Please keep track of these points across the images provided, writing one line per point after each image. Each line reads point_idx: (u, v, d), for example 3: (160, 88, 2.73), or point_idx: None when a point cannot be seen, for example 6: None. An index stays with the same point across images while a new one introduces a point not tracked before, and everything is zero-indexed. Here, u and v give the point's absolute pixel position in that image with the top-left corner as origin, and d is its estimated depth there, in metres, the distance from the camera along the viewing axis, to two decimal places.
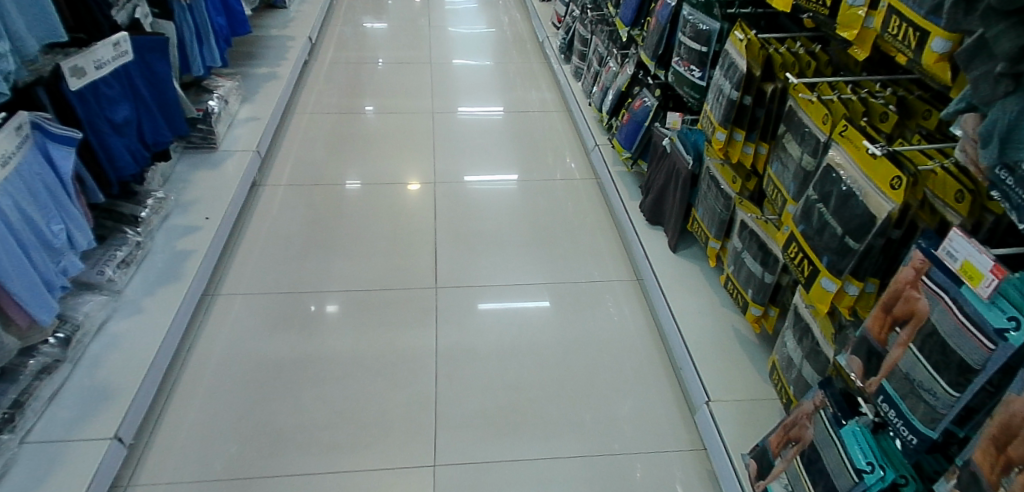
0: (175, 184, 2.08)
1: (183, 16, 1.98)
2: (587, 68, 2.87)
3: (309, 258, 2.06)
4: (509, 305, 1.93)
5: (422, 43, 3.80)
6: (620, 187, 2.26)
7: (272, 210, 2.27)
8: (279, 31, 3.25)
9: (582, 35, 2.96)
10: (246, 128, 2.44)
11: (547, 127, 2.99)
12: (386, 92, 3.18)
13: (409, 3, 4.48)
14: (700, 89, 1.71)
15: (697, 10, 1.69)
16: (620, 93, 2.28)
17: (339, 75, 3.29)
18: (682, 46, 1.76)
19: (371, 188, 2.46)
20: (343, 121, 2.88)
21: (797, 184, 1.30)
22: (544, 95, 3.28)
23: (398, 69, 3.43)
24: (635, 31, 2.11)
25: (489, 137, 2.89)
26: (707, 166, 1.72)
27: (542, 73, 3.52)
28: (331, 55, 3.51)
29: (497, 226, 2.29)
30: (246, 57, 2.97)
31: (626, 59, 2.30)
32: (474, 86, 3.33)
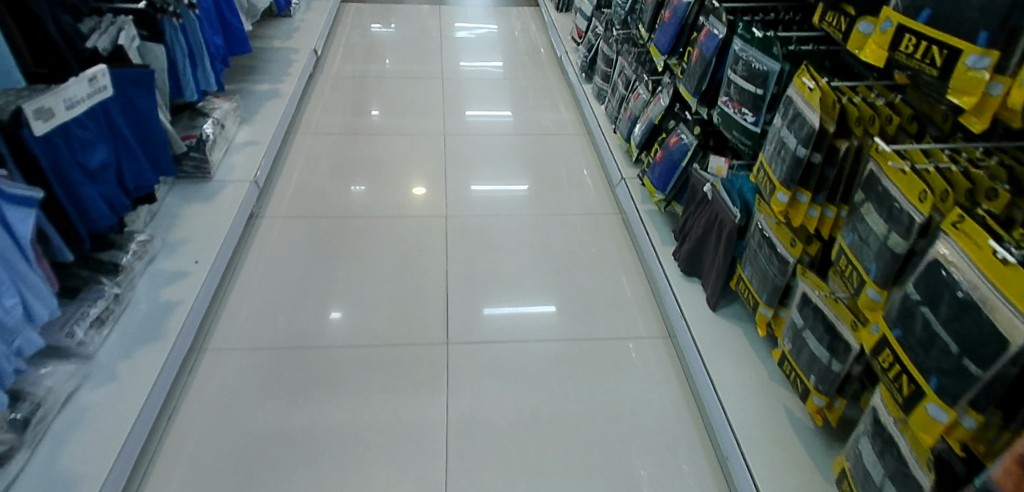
0: (164, 220, 1.89)
1: (174, 35, 1.79)
2: (611, 91, 2.67)
3: (309, 305, 1.88)
4: (516, 309, 1.93)
5: (432, 55, 3.61)
6: (649, 228, 2.07)
7: (270, 246, 2.09)
8: (283, 44, 3.06)
9: (605, 55, 2.76)
10: (244, 154, 2.26)
11: (565, 151, 2.80)
12: (395, 110, 2.99)
13: (419, 9, 4.28)
14: (752, 135, 1.51)
15: (751, 46, 1.48)
16: (653, 126, 2.08)
17: (345, 91, 3.10)
18: (731, 85, 1.57)
19: (377, 221, 2.27)
20: (348, 143, 2.70)
21: (882, 267, 1.10)
22: (562, 114, 3.08)
23: (407, 85, 3.23)
24: (672, 60, 1.92)
25: (505, 162, 2.69)
26: (759, 222, 1.53)
27: (559, 90, 3.32)
28: (337, 67, 3.32)
29: (514, 267, 2.11)
30: (247, 72, 2.79)
31: (659, 88, 2.11)
32: (488, 104, 3.14)
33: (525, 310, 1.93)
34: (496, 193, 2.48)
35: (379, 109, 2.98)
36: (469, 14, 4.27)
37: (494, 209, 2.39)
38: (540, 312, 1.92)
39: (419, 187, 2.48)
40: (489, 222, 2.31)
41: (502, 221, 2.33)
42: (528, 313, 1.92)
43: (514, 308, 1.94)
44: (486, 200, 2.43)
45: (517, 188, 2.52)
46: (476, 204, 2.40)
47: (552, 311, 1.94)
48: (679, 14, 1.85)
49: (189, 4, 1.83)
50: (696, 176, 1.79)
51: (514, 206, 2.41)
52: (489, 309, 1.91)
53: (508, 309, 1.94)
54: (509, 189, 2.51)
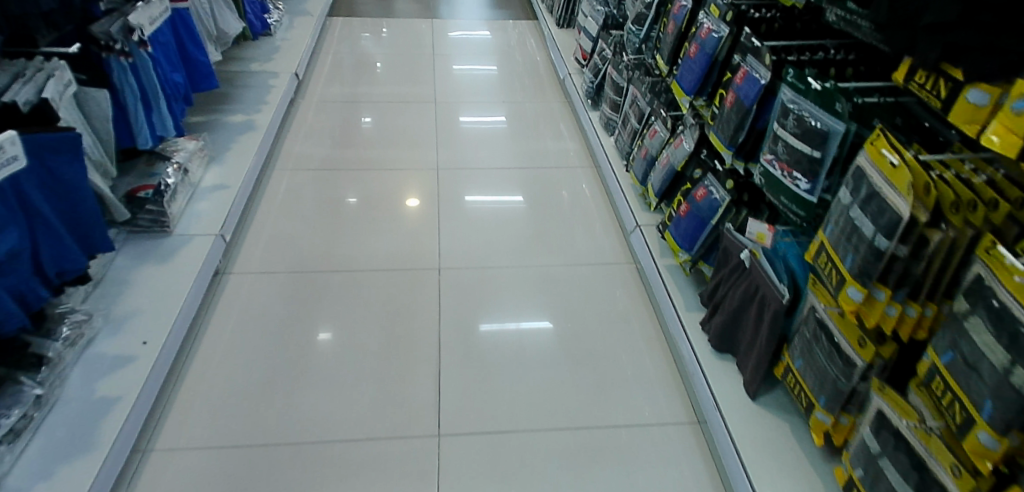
0: (110, 288, 1.63)
1: (123, 77, 1.55)
2: (622, 122, 2.42)
3: (278, 387, 1.61)
4: (510, 325, 1.86)
5: (425, 75, 3.35)
6: (671, 290, 1.81)
7: (237, 311, 1.83)
8: (262, 68, 2.82)
9: (614, 82, 2.51)
10: (211, 200, 2.00)
11: (571, 187, 2.53)
12: (382, 141, 2.72)
13: (411, 24, 4.01)
14: (807, 205, 1.26)
15: (805, 98, 1.24)
16: (675, 173, 1.82)
17: (328, 119, 2.83)
18: (778, 141, 1.31)
19: (361, 276, 2.00)
20: (330, 180, 2.44)
21: (1001, 409, 0.85)
22: (566, 144, 2.82)
23: (396, 111, 2.97)
24: (699, 101, 1.68)
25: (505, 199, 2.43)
26: (813, 307, 1.27)
27: (563, 115, 3.06)
28: (322, 91, 3.07)
29: (516, 331, 1.85)
30: (219, 101, 2.54)
31: (680, 129, 1.87)
32: (484, 133, 2.87)
33: (519, 325, 1.87)
34: (491, 237, 2.22)
35: (371, 117, 2.89)
36: (464, 28, 3.99)
37: (491, 257, 2.13)
38: (534, 328, 1.86)
39: (413, 198, 2.38)
40: (487, 275, 2.05)
41: (501, 273, 2.07)
42: (523, 329, 1.86)
43: (507, 324, 1.88)
44: (483, 247, 2.17)
45: (512, 195, 2.45)
46: (472, 253, 2.14)
47: (546, 325, 1.88)
48: (708, 50, 1.61)
49: (139, 40, 1.57)
50: (730, 240, 1.53)
51: (514, 254, 2.15)
52: (485, 326, 1.84)
53: (501, 324, 1.87)
54: (504, 199, 2.43)
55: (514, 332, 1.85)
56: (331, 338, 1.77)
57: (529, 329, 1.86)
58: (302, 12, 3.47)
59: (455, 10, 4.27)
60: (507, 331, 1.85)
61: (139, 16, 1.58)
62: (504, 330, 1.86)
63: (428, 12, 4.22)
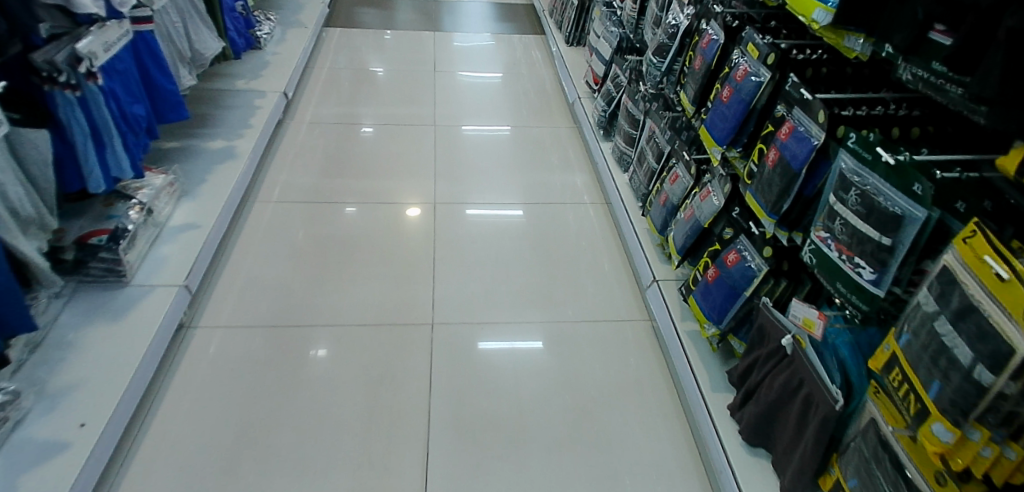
0: (50, 352, 1.43)
1: (70, 111, 1.35)
2: (637, 159, 2.21)
3: (240, 475, 1.41)
4: (505, 345, 1.80)
5: (423, 94, 3.15)
6: (694, 363, 1.59)
7: (199, 375, 1.62)
8: (247, 86, 2.63)
9: (629, 114, 2.31)
10: (178, 243, 1.80)
11: (578, 227, 2.32)
12: (375, 171, 2.52)
13: (411, 36, 3.80)
14: (872, 300, 1.03)
15: (874, 171, 1.03)
16: (701, 229, 1.61)
17: (318, 143, 2.63)
18: (837, 218, 1.10)
19: (345, 332, 1.79)
20: (316, 216, 2.23)
21: None
22: (574, 177, 2.61)
23: (391, 135, 2.76)
24: (732, 153, 1.47)
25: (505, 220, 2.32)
26: (873, 420, 1.05)
27: (571, 143, 2.85)
28: (313, 111, 2.87)
29: (515, 404, 1.64)
30: (197, 127, 2.34)
31: (706, 178, 1.66)
32: (485, 162, 2.67)
33: (512, 344, 1.81)
34: (487, 285, 2.01)
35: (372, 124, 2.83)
36: (467, 42, 3.79)
37: (489, 308, 1.92)
38: (526, 346, 1.81)
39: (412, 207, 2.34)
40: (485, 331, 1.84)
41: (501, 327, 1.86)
42: (517, 348, 1.80)
43: (502, 342, 1.82)
44: (479, 297, 1.96)
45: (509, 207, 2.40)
46: (467, 303, 1.93)
47: (536, 343, 1.82)
48: (745, 96, 1.41)
49: (88, 71, 1.36)
50: (770, 320, 1.32)
51: (515, 306, 1.94)
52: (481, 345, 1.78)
53: (495, 342, 1.82)
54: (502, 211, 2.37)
55: (509, 351, 1.79)
56: (326, 353, 1.72)
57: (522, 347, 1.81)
58: (295, 23, 3.29)
59: (457, 22, 4.07)
60: (502, 350, 1.79)
61: (91, 42, 1.36)
62: (499, 348, 1.80)
63: (430, 24, 4.01)
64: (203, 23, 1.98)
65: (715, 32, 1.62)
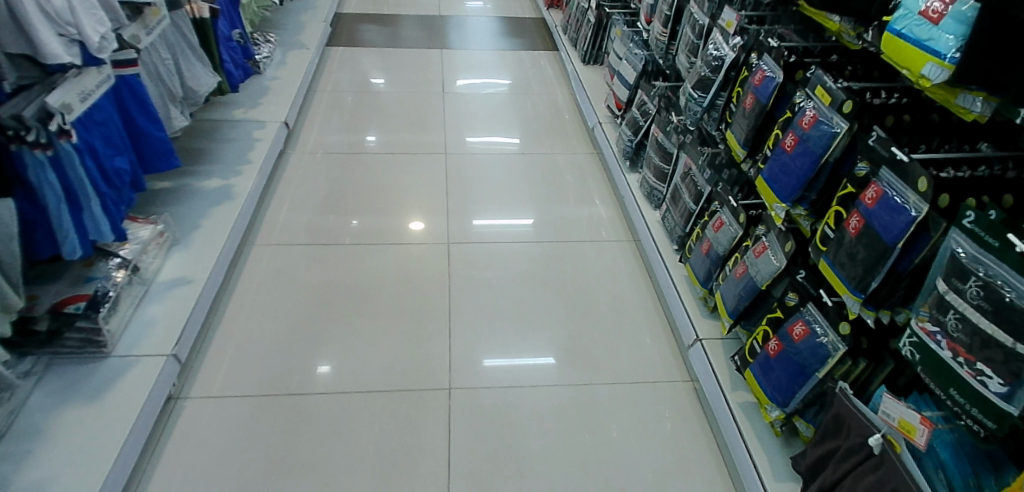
0: (17, 443, 1.27)
1: (41, 173, 1.18)
2: (671, 197, 2.03)
3: None
4: (517, 362, 1.75)
5: (432, 118, 2.98)
6: (750, 444, 1.40)
7: (186, 457, 1.44)
8: (246, 115, 2.51)
9: (660, 146, 2.13)
10: (167, 302, 1.63)
11: (604, 269, 2.14)
12: (383, 208, 2.35)
13: (418, 54, 3.64)
14: (1003, 417, 0.85)
15: (1004, 263, 0.84)
16: (758, 291, 1.43)
17: (321, 178, 2.46)
18: (950, 311, 0.91)
19: (352, 399, 1.61)
20: (319, 260, 2.05)
21: None
22: (596, 209, 2.43)
23: (400, 168, 2.59)
24: (799, 210, 1.30)
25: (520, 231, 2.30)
26: None
27: (592, 171, 2.67)
28: (316, 139, 2.71)
29: (544, 485, 1.46)
30: (192, 165, 2.18)
31: (761, 230, 1.48)
32: (499, 194, 2.49)
33: (524, 361, 1.76)
34: (508, 337, 1.83)
35: (376, 136, 2.78)
36: (477, 60, 3.63)
37: (511, 366, 1.74)
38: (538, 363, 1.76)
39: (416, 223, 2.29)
40: (495, 355, 1.77)
41: (513, 347, 1.80)
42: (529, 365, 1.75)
43: (512, 359, 1.77)
44: (500, 352, 1.79)
45: (521, 216, 2.37)
46: (488, 360, 1.75)
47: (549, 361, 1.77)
48: (814, 147, 1.23)
49: (60, 128, 1.20)
50: (849, 410, 1.14)
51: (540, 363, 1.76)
52: (489, 363, 1.73)
53: (507, 358, 1.77)
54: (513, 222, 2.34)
55: (521, 369, 1.74)
56: (330, 370, 1.68)
57: (534, 365, 1.76)
58: (297, 45, 3.18)
59: (465, 39, 3.90)
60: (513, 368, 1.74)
61: (64, 94, 1.23)
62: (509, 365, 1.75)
63: (437, 40, 3.84)
64: (194, 57, 1.82)
65: (769, 67, 1.44)
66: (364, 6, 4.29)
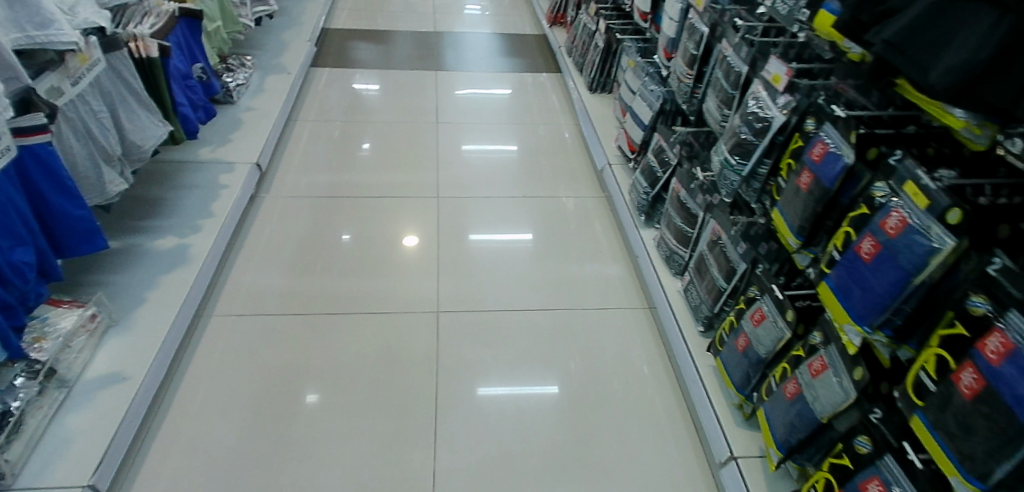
0: None
1: None
2: (695, 268, 1.74)
3: None
4: (517, 391, 1.70)
5: (423, 152, 2.70)
6: None
7: None
8: (212, 155, 2.24)
9: (682, 205, 1.85)
10: (94, 407, 1.36)
11: (615, 346, 1.87)
12: (364, 266, 2.07)
13: (410, 77, 3.36)
14: None
15: None
16: (818, 423, 1.15)
17: (294, 230, 2.18)
18: None
19: None
20: (287, 336, 1.79)
21: None
22: (606, 266, 2.15)
23: (385, 215, 2.32)
24: (880, 336, 1.02)
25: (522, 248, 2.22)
26: None
27: (599, 220, 2.39)
28: (292, 179, 2.43)
29: None
30: (142, 221, 1.90)
31: (819, 339, 1.20)
32: (496, 247, 2.22)
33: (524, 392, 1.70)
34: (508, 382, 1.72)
35: (370, 142, 2.73)
36: (474, 83, 3.35)
37: (515, 424, 1.61)
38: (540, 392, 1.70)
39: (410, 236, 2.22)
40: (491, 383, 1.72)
41: (505, 429, 1.60)
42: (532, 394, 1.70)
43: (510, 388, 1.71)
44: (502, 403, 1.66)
45: (520, 232, 2.31)
46: (491, 413, 1.64)
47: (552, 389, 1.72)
48: (904, 262, 0.95)
49: None
50: None
51: (549, 413, 1.65)
52: (484, 392, 1.68)
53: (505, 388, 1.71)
54: (512, 237, 2.27)
55: (520, 398, 1.69)
56: (317, 399, 1.63)
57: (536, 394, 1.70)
58: (277, 68, 2.90)
59: (462, 59, 3.62)
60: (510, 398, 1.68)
61: None
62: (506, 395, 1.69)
63: (432, 60, 3.57)
64: (138, 105, 1.54)
65: (833, 141, 1.17)
66: (355, 20, 4.01)
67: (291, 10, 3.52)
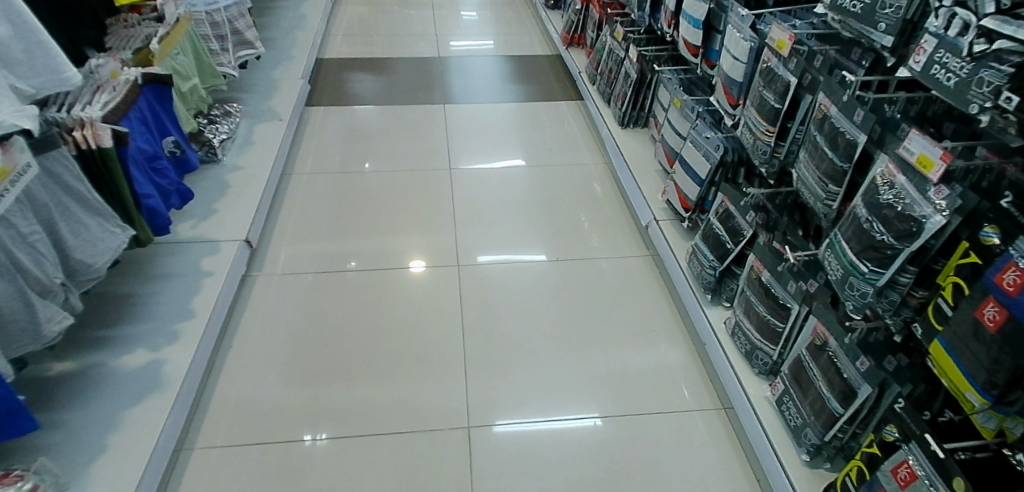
0: None
1: None
2: (793, 375, 1.40)
3: None
4: (538, 425, 1.59)
5: (437, 208, 2.37)
6: None
7: None
8: (193, 233, 1.91)
9: (765, 289, 1.51)
10: None
11: (687, 464, 1.53)
12: (376, 363, 1.73)
13: (415, 113, 3.03)
14: None
15: None
16: None
17: (291, 321, 1.84)
18: None
19: None
20: (282, 474, 1.45)
21: None
22: (664, 353, 1.81)
23: (396, 291, 1.98)
24: None
25: (536, 265, 2.13)
26: None
27: (646, 287, 2.06)
28: (287, 253, 2.10)
29: None
30: (106, 329, 1.57)
31: None
32: (528, 327, 1.88)
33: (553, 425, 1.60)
34: (534, 442, 1.55)
35: (372, 163, 2.62)
36: (475, 96, 3.22)
37: None
38: (574, 425, 1.60)
39: (416, 262, 2.11)
40: (520, 454, 1.52)
41: None
42: (568, 428, 1.59)
43: (534, 422, 1.60)
44: None
45: (531, 251, 2.19)
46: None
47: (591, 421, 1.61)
48: None
49: None
50: None
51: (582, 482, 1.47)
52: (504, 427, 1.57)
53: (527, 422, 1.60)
54: (522, 257, 2.16)
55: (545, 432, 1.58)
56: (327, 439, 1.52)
57: (568, 425, 1.60)
58: (267, 115, 2.57)
59: (471, 89, 3.29)
60: (538, 451, 1.54)
61: None
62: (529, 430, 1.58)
63: (438, 92, 3.24)
64: (85, 212, 1.20)
65: None
66: (351, 49, 3.69)
67: (282, 43, 3.20)
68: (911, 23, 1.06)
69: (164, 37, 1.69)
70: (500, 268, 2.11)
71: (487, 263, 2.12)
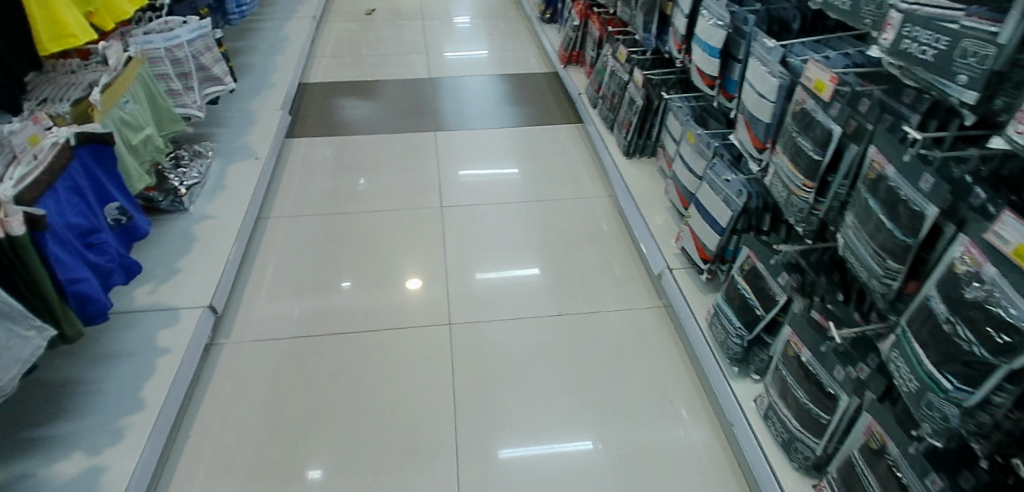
0: None
1: None
2: (844, 481, 1.19)
3: None
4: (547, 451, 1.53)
5: (426, 254, 2.16)
6: None
7: None
8: (151, 300, 1.69)
9: (804, 369, 1.28)
10: None
11: None
12: (356, 449, 1.52)
13: (404, 142, 2.82)
14: None
15: None
16: None
17: (261, 400, 1.63)
18: None
19: None
20: None
21: None
22: (685, 430, 1.60)
23: (380, 357, 1.76)
24: None
25: (530, 283, 2.06)
26: None
27: (659, 345, 1.84)
28: (260, 316, 1.88)
29: None
30: (41, 429, 1.36)
31: None
32: (530, 399, 1.67)
33: (556, 447, 1.54)
34: None
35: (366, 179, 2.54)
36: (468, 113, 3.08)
37: None
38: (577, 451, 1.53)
39: (413, 278, 2.05)
40: None
41: None
42: (571, 457, 1.52)
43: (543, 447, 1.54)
44: None
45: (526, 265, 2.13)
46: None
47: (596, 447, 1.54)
48: None
49: None
50: None
51: None
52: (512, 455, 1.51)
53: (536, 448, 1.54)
54: (518, 272, 2.10)
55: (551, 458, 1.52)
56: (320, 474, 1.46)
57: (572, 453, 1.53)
58: (240, 154, 2.36)
59: (463, 113, 3.08)
60: None
61: None
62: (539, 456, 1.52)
63: (429, 117, 3.03)
64: None
65: None
66: (337, 71, 3.48)
67: (261, 70, 2.99)
68: (1000, 74, 0.83)
69: (108, 85, 1.49)
70: (495, 287, 2.03)
71: (483, 281, 2.05)
